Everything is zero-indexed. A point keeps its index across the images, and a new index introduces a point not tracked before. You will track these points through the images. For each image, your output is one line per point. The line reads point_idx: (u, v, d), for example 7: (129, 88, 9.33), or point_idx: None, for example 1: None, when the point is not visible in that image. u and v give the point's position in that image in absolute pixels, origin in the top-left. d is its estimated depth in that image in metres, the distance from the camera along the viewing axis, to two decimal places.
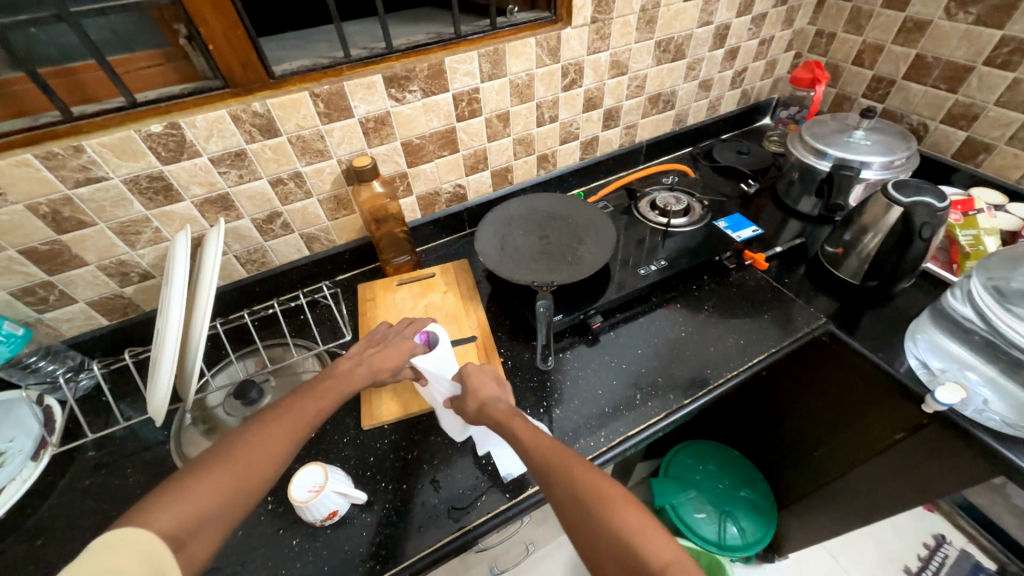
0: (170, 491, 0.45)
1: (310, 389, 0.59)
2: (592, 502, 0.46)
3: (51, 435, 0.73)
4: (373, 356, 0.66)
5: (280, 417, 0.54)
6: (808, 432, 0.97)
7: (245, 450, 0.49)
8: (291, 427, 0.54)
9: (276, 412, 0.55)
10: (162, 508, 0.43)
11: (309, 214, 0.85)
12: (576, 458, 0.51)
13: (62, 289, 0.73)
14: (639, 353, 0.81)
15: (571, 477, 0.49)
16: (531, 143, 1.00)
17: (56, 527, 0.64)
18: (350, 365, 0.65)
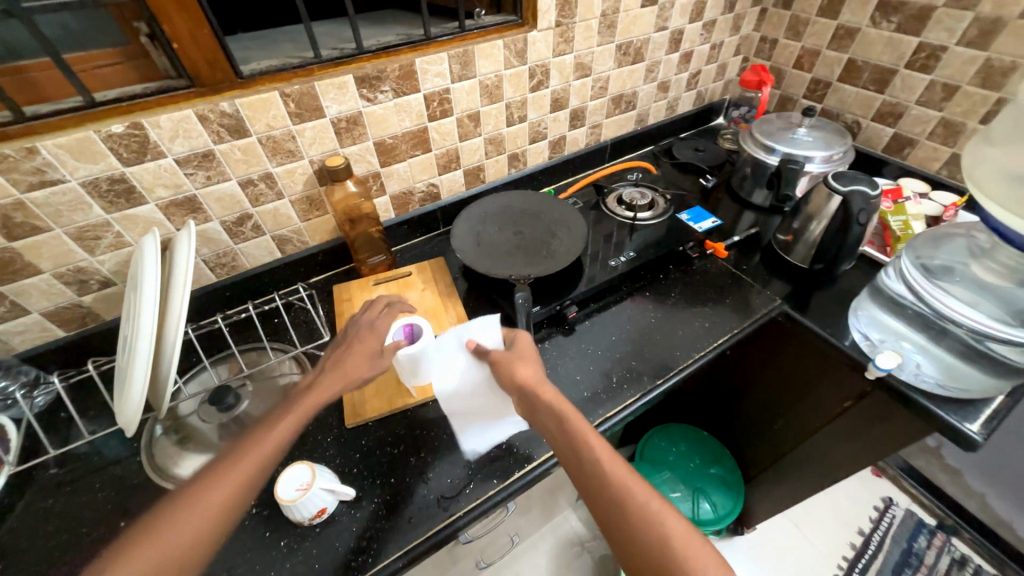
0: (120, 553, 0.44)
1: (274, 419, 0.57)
2: (626, 492, 0.52)
3: (5, 454, 0.68)
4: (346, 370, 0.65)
5: (254, 443, 0.54)
6: (768, 408, 1.04)
7: (219, 482, 0.50)
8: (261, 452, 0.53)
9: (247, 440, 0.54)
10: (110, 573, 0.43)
11: (281, 215, 0.84)
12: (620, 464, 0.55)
13: (13, 299, 0.69)
14: (613, 340, 0.86)
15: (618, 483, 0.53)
16: (502, 143, 1.02)
17: (19, 550, 0.61)
18: (329, 376, 0.64)
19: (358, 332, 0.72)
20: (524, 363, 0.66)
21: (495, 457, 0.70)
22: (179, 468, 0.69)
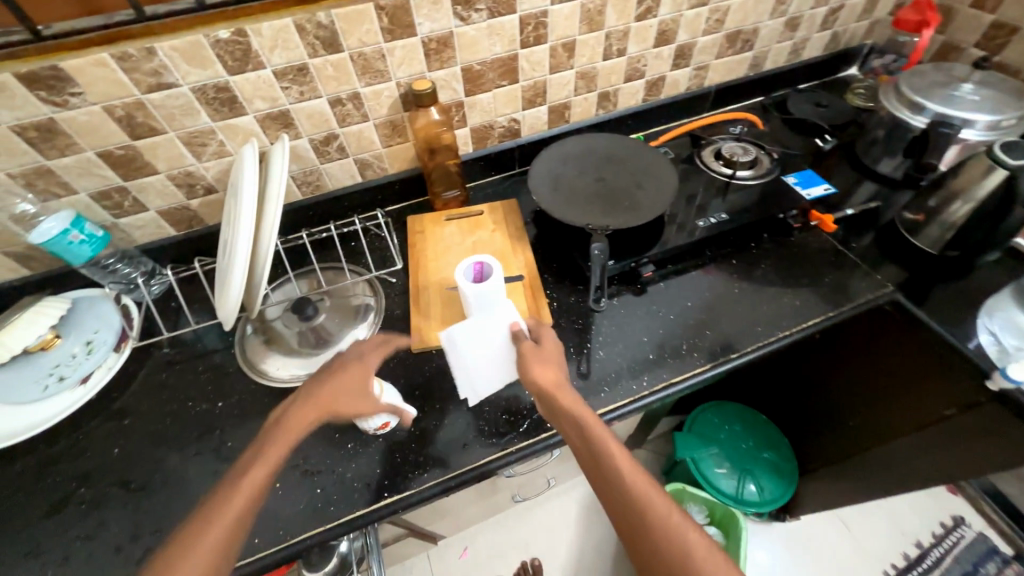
0: (196, 525, 0.49)
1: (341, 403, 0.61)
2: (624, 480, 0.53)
3: (131, 329, 0.80)
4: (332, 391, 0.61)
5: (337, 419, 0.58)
6: (845, 401, 0.96)
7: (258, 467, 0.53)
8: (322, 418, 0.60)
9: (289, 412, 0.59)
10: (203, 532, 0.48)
11: (364, 138, 0.84)
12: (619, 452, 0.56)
13: (135, 195, 0.76)
14: (687, 306, 0.80)
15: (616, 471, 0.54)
16: (594, 79, 0.94)
17: (142, 410, 0.72)
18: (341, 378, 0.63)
19: (353, 361, 0.65)
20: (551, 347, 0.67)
21: None
22: (266, 365, 0.76)
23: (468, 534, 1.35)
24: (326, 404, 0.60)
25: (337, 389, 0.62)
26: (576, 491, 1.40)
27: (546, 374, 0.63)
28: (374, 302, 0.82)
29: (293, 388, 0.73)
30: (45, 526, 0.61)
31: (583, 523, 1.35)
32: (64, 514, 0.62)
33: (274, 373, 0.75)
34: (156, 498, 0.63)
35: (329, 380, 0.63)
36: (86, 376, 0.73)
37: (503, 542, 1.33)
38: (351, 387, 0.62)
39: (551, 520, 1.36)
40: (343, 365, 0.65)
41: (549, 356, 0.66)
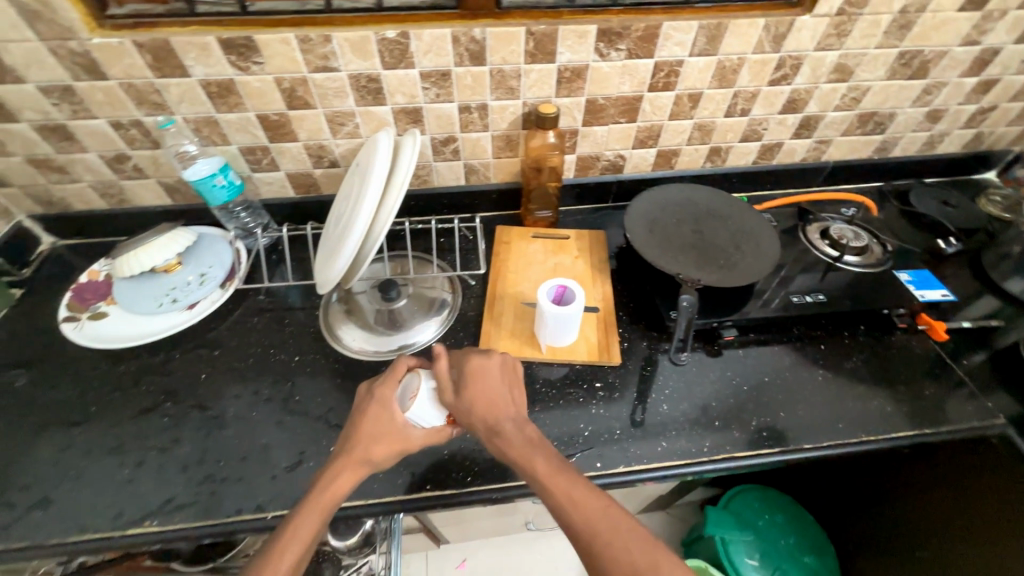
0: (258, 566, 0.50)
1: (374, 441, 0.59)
2: (573, 503, 0.52)
3: (237, 272, 0.87)
4: (363, 436, 0.59)
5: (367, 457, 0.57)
6: (912, 529, 0.87)
7: (305, 517, 0.53)
8: (375, 436, 0.59)
9: (350, 442, 0.59)
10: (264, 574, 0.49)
11: (479, 145, 0.89)
12: (571, 474, 0.55)
13: (273, 156, 0.85)
14: (763, 380, 0.76)
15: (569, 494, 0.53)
16: (710, 132, 0.93)
17: (229, 345, 0.79)
18: (373, 417, 0.60)
19: (379, 407, 0.61)
20: (487, 379, 0.62)
21: (605, 441, 0.69)
22: (343, 333, 0.81)
23: (469, 548, 1.33)
24: (356, 456, 0.58)
25: (365, 437, 0.59)
26: None
27: (479, 395, 0.61)
28: (451, 300, 0.86)
29: (362, 360, 0.77)
30: (129, 429, 0.67)
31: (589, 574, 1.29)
32: (148, 422, 0.68)
33: (348, 342, 0.79)
34: (225, 431, 0.67)
35: (358, 429, 0.60)
36: (193, 303, 0.82)
37: (501, 568, 1.30)
38: (385, 435, 0.59)
39: (556, 560, 1.32)
40: (375, 409, 0.61)
41: (492, 373, 0.63)
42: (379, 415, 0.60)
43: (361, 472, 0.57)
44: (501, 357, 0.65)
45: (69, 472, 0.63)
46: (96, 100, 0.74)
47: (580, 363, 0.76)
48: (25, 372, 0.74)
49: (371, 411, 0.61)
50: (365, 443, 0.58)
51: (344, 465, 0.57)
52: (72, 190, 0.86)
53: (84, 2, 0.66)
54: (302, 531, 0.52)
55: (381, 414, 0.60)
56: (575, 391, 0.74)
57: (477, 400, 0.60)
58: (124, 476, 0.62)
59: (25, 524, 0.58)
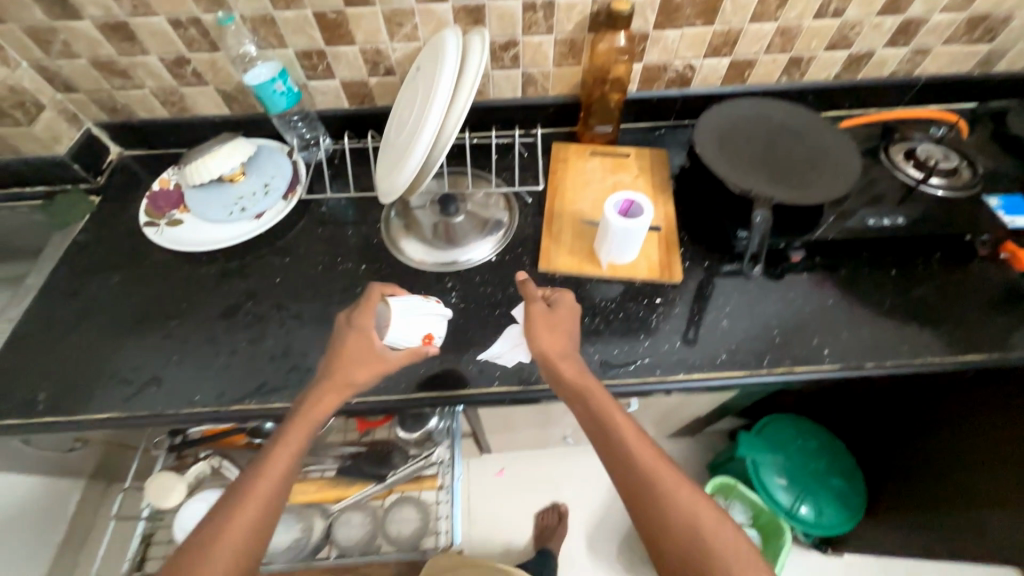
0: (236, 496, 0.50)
1: (352, 367, 0.59)
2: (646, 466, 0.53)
3: (299, 184, 0.88)
4: (339, 363, 0.59)
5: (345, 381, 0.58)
6: (941, 460, 0.87)
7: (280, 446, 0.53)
8: (356, 359, 0.59)
9: (330, 367, 0.59)
10: (239, 506, 0.49)
11: (540, 52, 0.84)
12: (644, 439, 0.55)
13: (329, 61, 0.83)
14: (829, 302, 0.74)
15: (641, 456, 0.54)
16: (793, 39, 0.85)
17: (297, 253, 0.82)
18: (350, 343, 0.60)
19: (358, 335, 0.60)
20: (552, 333, 0.62)
21: (663, 352, 0.69)
22: (405, 246, 0.83)
23: (507, 459, 1.44)
24: (338, 381, 0.58)
25: (344, 362, 0.59)
26: None
27: (553, 343, 0.61)
28: (508, 216, 0.84)
29: (425, 271, 0.79)
30: (218, 322, 0.73)
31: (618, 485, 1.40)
32: (233, 318, 0.73)
33: (410, 254, 0.81)
34: (304, 328, 0.72)
35: (337, 357, 0.59)
36: (260, 213, 0.84)
37: (537, 476, 1.41)
38: (364, 359, 0.59)
39: (587, 472, 1.42)
40: (349, 336, 0.60)
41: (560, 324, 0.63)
42: (355, 342, 0.60)
43: (342, 395, 0.58)
44: (568, 314, 0.65)
45: (172, 358, 0.69)
46: None
47: (641, 280, 0.75)
48: (117, 272, 0.79)
49: (349, 339, 0.60)
50: (344, 367, 0.58)
51: (325, 387, 0.58)
52: (135, 96, 0.87)
53: None
54: (290, 445, 0.54)
55: (360, 339, 0.60)
56: (634, 306, 0.74)
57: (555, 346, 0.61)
58: (220, 362, 0.69)
59: (144, 396, 0.66)
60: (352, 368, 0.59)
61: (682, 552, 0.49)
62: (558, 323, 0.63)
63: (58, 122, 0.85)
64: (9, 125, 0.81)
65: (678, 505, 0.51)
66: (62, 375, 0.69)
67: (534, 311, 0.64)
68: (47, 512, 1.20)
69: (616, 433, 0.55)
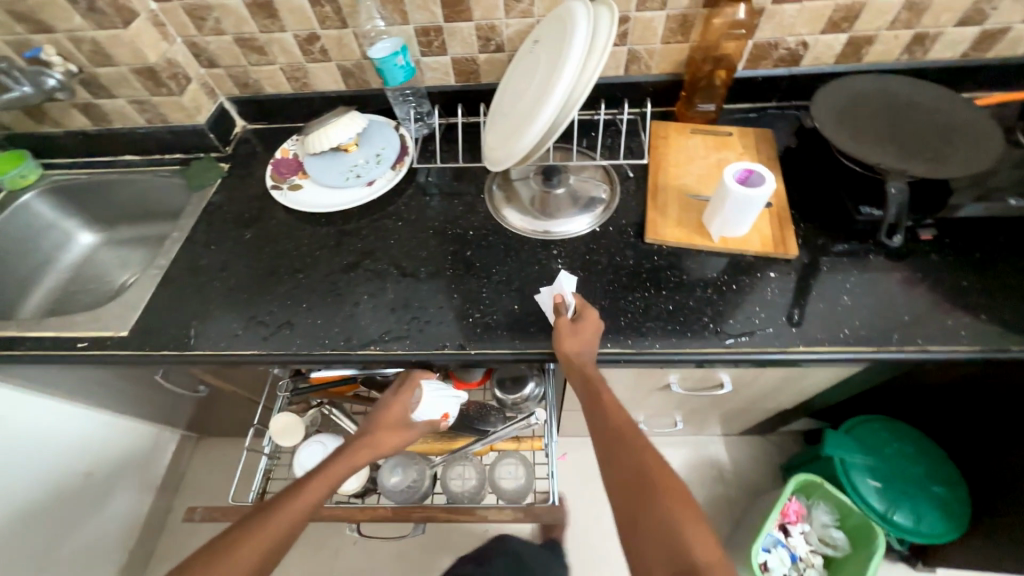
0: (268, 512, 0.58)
1: (381, 428, 0.70)
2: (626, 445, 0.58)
3: (406, 155, 0.93)
4: (373, 430, 0.70)
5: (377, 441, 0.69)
6: None
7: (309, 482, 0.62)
8: (389, 428, 0.71)
9: (369, 429, 0.71)
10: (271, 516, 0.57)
11: (650, 28, 0.85)
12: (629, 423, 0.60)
13: (445, 37, 0.87)
14: (963, 283, 0.69)
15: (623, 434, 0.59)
16: (921, 13, 0.81)
17: (407, 218, 0.86)
18: (387, 409, 0.72)
19: (391, 410, 0.71)
20: (582, 332, 0.65)
21: (781, 325, 0.68)
22: (506, 214, 0.85)
23: (568, 445, 1.39)
24: (373, 441, 0.69)
25: (380, 427, 0.70)
26: (682, 450, 1.42)
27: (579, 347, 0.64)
28: (609, 190, 0.85)
29: (529, 238, 0.82)
30: (342, 277, 0.79)
31: (684, 478, 1.38)
32: (354, 273, 0.79)
33: (513, 222, 0.84)
34: (421, 285, 0.76)
35: (374, 424, 0.71)
36: (372, 180, 0.90)
37: None
38: (393, 430, 0.71)
39: None
40: (387, 404, 0.72)
41: (583, 331, 0.65)
42: (399, 410, 0.72)
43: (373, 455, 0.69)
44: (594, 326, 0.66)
45: (302, 305, 0.76)
46: None
47: (752, 254, 0.74)
48: (249, 229, 0.87)
49: (387, 407, 0.72)
50: (381, 434, 0.70)
51: (363, 444, 0.69)
52: (266, 71, 0.94)
53: None
54: (327, 481, 0.64)
55: (396, 413, 0.71)
56: (746, 279, 0.73)
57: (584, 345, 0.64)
58: (346, 311, 0.74)
59: (280, 338, 0.72)
60: (377, 436, 0.70)
61: (629, 494, 0.54)
62: (584, 335, 0.65)
63: (200, 94, 0.94)
64: (163, 95, 0.90)
65: (636, 456, 0.56)
66: (208, 316, 0.76)
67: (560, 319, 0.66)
68: (155, 456, 1.32)
69: (598, 401, 0.62)
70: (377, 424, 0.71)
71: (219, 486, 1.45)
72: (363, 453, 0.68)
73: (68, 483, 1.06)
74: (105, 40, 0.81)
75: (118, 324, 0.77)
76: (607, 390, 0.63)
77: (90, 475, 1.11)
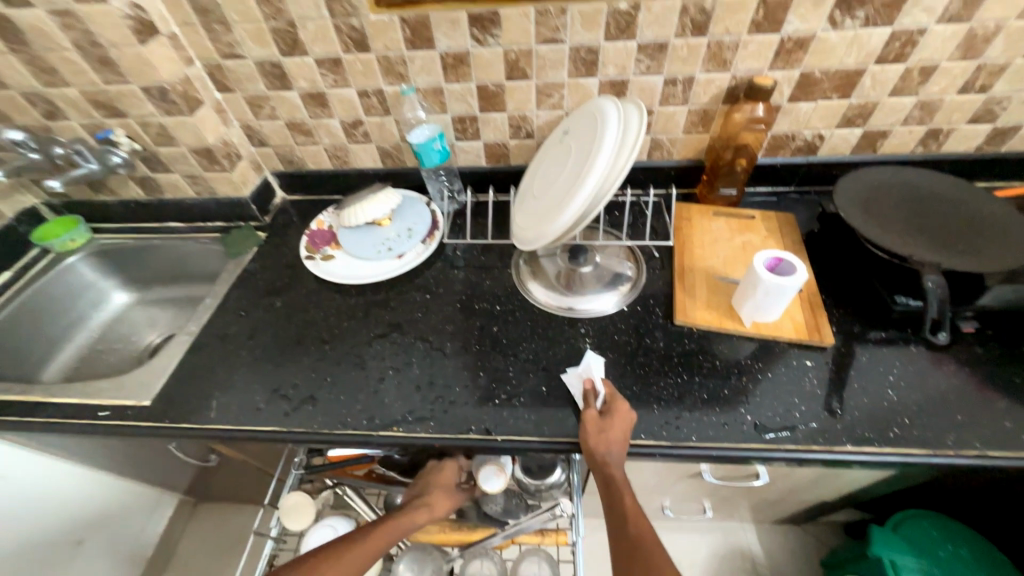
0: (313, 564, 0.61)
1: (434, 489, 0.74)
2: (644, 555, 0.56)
3: (436, 229, 0.96)
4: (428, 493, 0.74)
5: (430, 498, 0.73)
6: None
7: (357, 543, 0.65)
8: (444, 488, 0.75)
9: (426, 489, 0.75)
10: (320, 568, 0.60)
11: (672, 120, 0.90)
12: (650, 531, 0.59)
13: (478, 125, 0.94)
14: (1014, 380, 0.66)
15: (641, 541, 0.57)
16: (933, 112, 0.85)
17: (434, 291, 0.88)
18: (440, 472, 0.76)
19: (443, 472, 0.76)
20: (613, 433, 0.61)
21: (825, 420, 0.65)
22: (531, 289, 0.86)
23: (586, 527, 1.28)
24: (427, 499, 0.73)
25: (438, 486, 0.75)
26: (710, 537, 1.31)
27: (606, 449, 0.60)
28: (635, 269, 0.86)
29: (556, 315, 0.81)
30: (368, 350, 0.78)
31: (713, 570, 1.26)
32: (381, 346, 0.79)
33: (539, 297, 0.84)
34: (447, 361, 0.76)
35: (427, 486, 0.75)
36: (402, 253, 0.92)
37: None
38: (446, 490, 0.75)
39: (674, 555, 1.29)
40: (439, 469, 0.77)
41: (612, 430, 0.62)
42: (452, 470, 0.77)
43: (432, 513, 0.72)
44: (625, 422, 0.62)
45: (327, 378, 0.75)
46: (355, 71, 0.86)
47: (786, 340, 0.73)
48: (279, 297, 0.89)
49: (442, 469, 0.77)
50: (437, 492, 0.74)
51: (425, 504, 0.72)
52: (310, 151, 1.01)
53: None
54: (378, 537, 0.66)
55: (447, 474, 0.76)
56: (782, 368, 0.70)
57: (615, 447, 0.61)
58: (370, 387, 0.73)
59: (302, 414, 0.71)
60: (433, 494, 0.74)
61: None
62: (616, 434, 0.61)
63: (248, 170, 1.01)
64: (215, 170, 0.96)
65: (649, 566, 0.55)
66: (233, 386, 0.76)
67: (586, 412, 0.64)
68: (152, 524, 1.26)
69: (618, 506, 0.61)
70: (432, 487, 0.74)
71: (215, 559, 1.37)
72: (421, 513, 0.71)
73: (60, 552, 1.03)
74: (171, 124, 0.88)
75: (143, 392, 0.76)
76: (628, 491, 0.62)
77: (81, 544, 1.07)
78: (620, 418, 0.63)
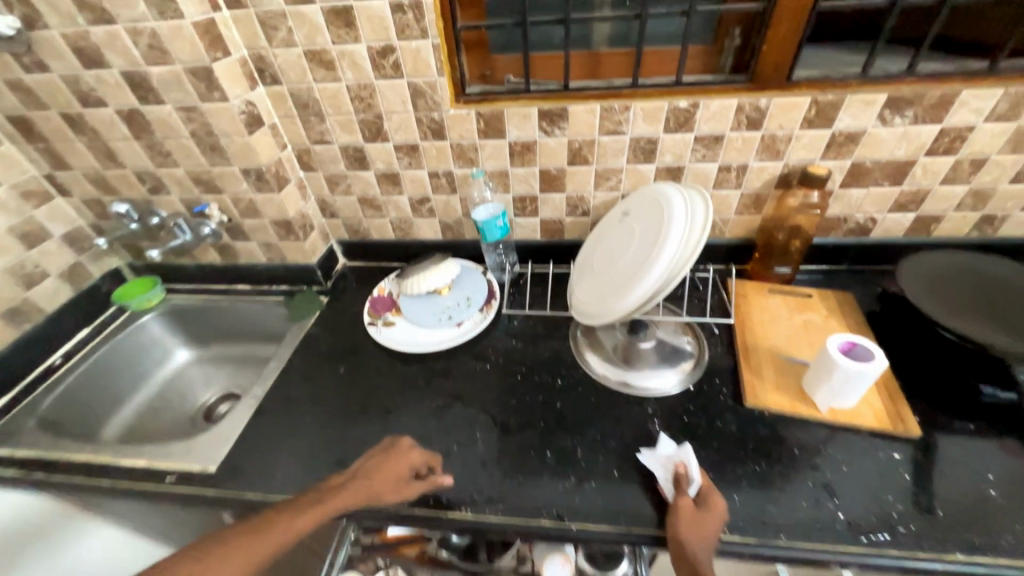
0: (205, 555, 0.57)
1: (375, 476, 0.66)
2: None
3: (493, 299, 0.99)
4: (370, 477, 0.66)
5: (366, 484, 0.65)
6: None
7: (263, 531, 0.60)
8: (390, 475, 0.66)
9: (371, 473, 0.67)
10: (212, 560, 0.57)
11: (725, 202, 0.94)
12: None
13: (538, 204, 0.99)
14: None
15: None
16: (986, 199, 0.87)
17: (494, 362, 0.89)
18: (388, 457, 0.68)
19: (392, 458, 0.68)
20: (705, 526, 0.59)
21: (926, 522, 0.60)
22: (590, 361, 0.86)
23: None
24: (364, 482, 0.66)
25: (382, 474, 0.66)
26: None
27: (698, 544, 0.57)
28: (696, 345, 0.86)
29: (619, 391, 0.81)
30: (431, 422, 0.78)
31: None
32: (444, 418, 0.79)
33: (598, 370, 0.84)
34: (511, 437, 0.75)
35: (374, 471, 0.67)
36: (462, 321, 0.95)
37: None
38: (388, 475, 0.66)
39: None
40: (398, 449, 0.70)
41: (704, 524, 0.59)
42: (410, 459, 0.69)
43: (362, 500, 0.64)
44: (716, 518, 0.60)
45: None
46: (429, 155, 0.95)
47: (866, 429, 0.70)
48: (342, 363, 0.91)
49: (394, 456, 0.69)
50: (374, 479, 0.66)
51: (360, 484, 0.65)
52: (377, 223, 1.08)
53: (455, 85, 0.86)
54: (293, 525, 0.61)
55: (397, 460, 0.68)
56: (868, 460, 0.67)
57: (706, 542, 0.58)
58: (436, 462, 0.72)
59: None
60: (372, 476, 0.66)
61: None
62: (708, 529, 0.59)
63: (318, 240, 1.08)
64: (290, 240, 1.03)
65: None
66: (297, 454, 0.76)
67: (678, 499, 0.62)
68: None
69: None
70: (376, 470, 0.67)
71: None
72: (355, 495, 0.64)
73: None
74: (260, 200, 0.96)
75: (208, 457, 0.77)
76: None
77: None
78: (713, 514, 0.60)
